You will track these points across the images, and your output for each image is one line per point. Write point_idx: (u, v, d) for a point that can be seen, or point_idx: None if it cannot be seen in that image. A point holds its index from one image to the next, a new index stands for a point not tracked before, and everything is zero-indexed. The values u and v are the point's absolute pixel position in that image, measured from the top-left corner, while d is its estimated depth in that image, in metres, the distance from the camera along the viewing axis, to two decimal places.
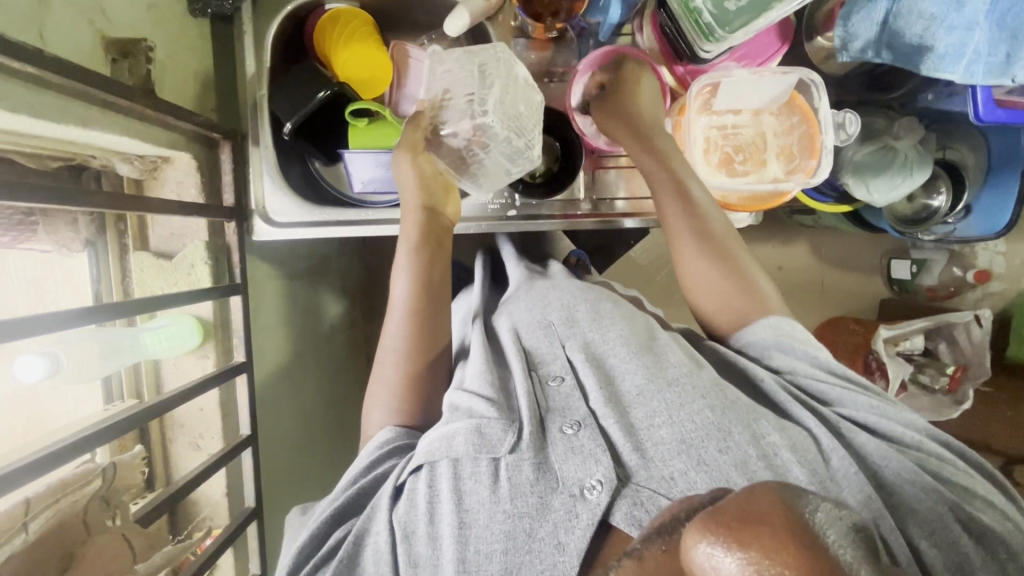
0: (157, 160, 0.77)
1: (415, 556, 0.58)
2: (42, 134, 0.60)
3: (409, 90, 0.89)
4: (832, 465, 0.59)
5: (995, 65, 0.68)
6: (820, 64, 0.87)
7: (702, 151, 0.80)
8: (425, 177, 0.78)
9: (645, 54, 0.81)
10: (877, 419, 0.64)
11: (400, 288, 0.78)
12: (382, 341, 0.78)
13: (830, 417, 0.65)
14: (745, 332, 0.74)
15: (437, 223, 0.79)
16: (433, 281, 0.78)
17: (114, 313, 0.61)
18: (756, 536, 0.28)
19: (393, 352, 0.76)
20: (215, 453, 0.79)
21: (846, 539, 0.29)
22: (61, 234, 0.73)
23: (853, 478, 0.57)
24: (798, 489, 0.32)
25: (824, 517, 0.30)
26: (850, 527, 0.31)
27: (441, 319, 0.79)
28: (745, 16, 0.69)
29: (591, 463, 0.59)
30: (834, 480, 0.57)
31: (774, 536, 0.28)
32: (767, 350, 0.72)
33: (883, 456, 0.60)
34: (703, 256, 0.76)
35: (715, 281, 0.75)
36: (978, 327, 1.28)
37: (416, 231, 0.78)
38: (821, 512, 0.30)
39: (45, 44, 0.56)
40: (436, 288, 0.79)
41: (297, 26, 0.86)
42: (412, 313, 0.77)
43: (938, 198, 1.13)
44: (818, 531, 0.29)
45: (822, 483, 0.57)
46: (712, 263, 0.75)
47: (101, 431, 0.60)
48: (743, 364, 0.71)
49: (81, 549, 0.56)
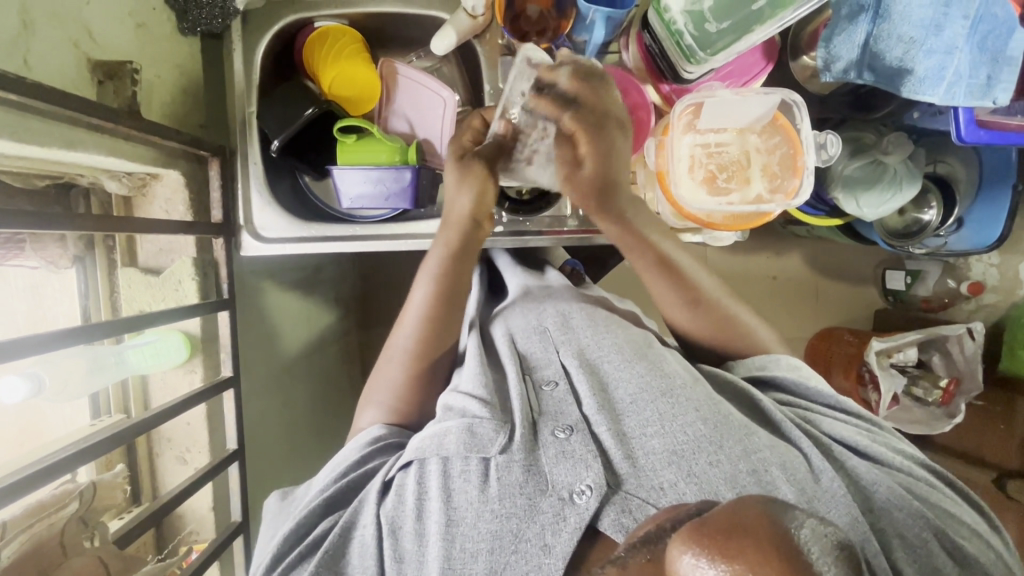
0: (146, 177, 0.77)
1: (401, 552, 0.59)
2: (27, 155, 0.61)
3: (397, 106, 0.91)
4: (821, 483, 0.58)
5: (977, 86, 0.69)
6: (805, 83, 0.87)
7: (686, 168, 0.79)
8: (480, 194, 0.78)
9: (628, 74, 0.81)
10: (869, 443, 0.64)
11: (420, 294, 0.79)
12: (395, 338, 0.80)
13: (823, 439, 0.64)
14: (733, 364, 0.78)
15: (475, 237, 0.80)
16: (451, 294, 0.79)
17: (96, 334, 0.62)
18: (741, 551, 0.28)
19: (403, 350, 0.78)
20: (201, 467, 0.80)
21: (831, 556, 0.29)
22: (49, 251, 0.74)
23: (841, 498, 0.57)
24: (784, 505, 0.32)
25: (808, 534, 0.30)
26: (836, 544, 0.30)
27: (452, 324, 0.80)
28: (727, 38, 0.71)
29: (582, 468, 0.60)
30: (822, 498, 0.57)
31: (758, 548, 0.28)
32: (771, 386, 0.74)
33: (874, 480, 0.60)
34: (672, 290, 0.79)
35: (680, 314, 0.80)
36: (971, 340, 1.27)
37: (456, 237, 0.79)
38: (806, 529, 0.30)
39: (29, 71, 0.56)
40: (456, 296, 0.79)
41: (286, 42, 0.87)
42: (427, 317, 0.78)
43: (929, 211, 1.14)
44: (801, 547, 0.29)
45: (809, 501, 0.56)
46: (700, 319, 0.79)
47: (83, 451, 0.60)
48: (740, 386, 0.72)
49: (58, 572, 0.56)
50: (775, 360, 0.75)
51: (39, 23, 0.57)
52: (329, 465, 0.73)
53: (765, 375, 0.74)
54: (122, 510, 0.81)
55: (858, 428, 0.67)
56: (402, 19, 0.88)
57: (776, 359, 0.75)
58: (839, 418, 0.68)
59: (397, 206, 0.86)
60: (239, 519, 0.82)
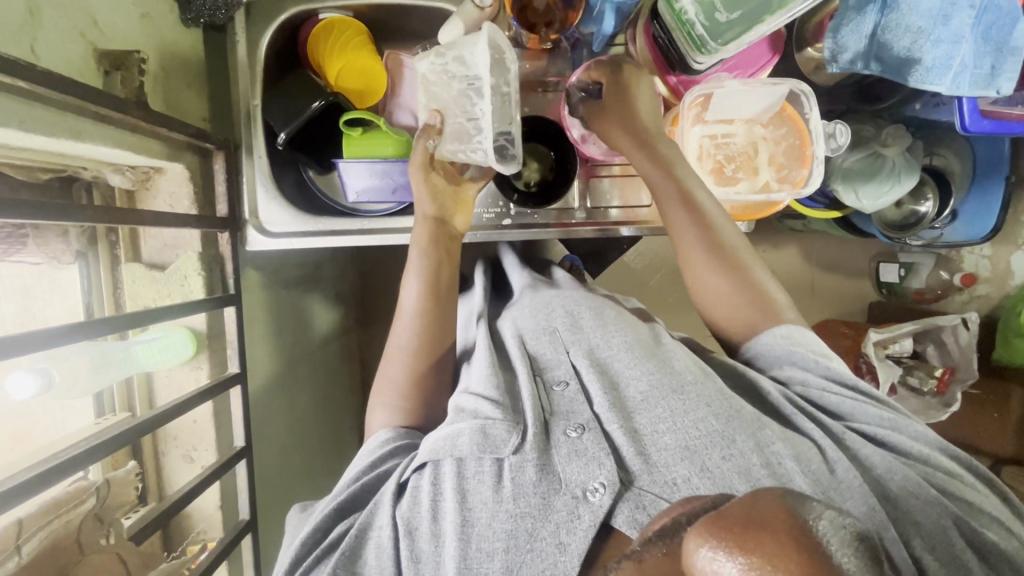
0: (149, 170, 0.76)
1: (417, 552, 0.59)
2: (34, 146, 0.60)
3: (402, 100, 0.89)
4: (837, 474, 0.59)
5: (982, 75, 0.70)
6: (810, 74, 0.89)
7: (695, 159, 0.80)
8: (436, 189, 0.80)
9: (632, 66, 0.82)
10: (886, 432, 0.63)
11: (410, 290, 0.80)
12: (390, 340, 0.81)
13: (835, 428, 0.64)
14: (755, 342, 0.74)
15: (446, 232, 0.81)
16: (438, 293, 0.80)
17: (107, 328, 0.61)
18: (758, 543, 0.28)
19: (400, 350, 0.78)
20: (209, 465, 0.79)
21: (848, 548, 0.29)
22: (51, 246, 0.73)
23: (857, 489, 0.57)
24: (801, 497, 0.31)
25: (826, 526, 0.29)
26: (853, 535, 0.30)
27: (445, 325, 0.80)
28: (736, 28, 0.71)
29: (594, 466, 0.60)
30: (839, 489, 0.57)
31: (775, 540, 0.28)
32: (784, 360, 0.71)
33: (888, 468, 0.60)
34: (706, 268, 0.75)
35: (714, 274, 0.75)
36: (965, 330, 1.30)
37: (425, 238, 0.80)
38: (824, 521, 0.30)
39: (37, 58, 0.55)
40: (442, 297, 0.80)
41: (291, 34, 0.86)
42: (419, 317, 0.79)
43: (925, 204, 1.15)
44: (820, 539, 0.28)
45: (826, 493, 0.57)
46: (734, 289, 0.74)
47: (94, 448, 0.59)
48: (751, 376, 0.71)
49: (75, 569, 0.56)
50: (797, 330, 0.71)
51: (46, 12, 0.56)
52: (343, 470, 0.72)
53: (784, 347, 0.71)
54: (129, 510, 0.80)
55: (877, 408, 0.66)
56: (407, 10, 0.87)
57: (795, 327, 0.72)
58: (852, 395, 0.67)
59: (405, 200, 0.88)
60: (247, 518, 0.81)
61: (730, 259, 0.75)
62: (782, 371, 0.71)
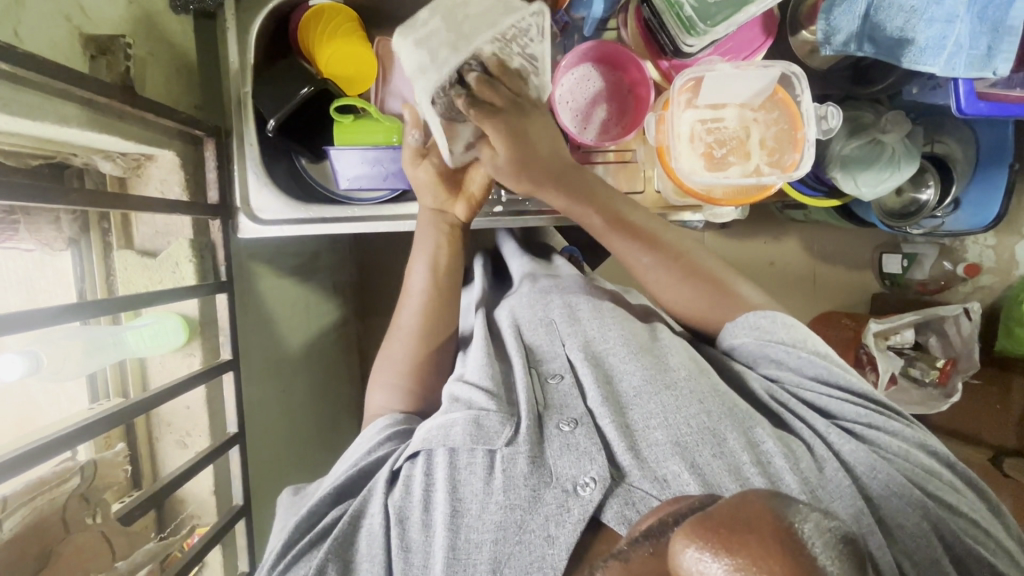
0: (140, 158, 0.76)
1: (407, 541, 0.58)
2: (19, 130, 0.60)
3: (393, 85, 0.86)
4: (825, 473, 0.58)
5: (978, 57, 0.69)
6: (806, 58, 0.88)
7: (686, 143, 0.79)
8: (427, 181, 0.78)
9: (613, 46, 0.81)
10: (866, 428, 0.63)
11: (420, 280, 0.81)
12: (396, 324, 0.82)
13: (821, 428, 0.64)
14: (723, 335, 0.75)
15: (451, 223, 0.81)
16: (449, 281, 0.81)
17: (96, 311, 0.61)
18: (743, 544, 0.27)
19: (404, 332, 0.80)
20: (201, 450, 0.79)
21: (834, 552, 0.28)
22: (43, 232, 0.73)
23: (846, 490, 0.56)
24: (788, 499, 0.31)
25: (812, 529, 0.29)
26: (839, 539, 0.29)
27: (453, 308, 0.81)
28: (726, 11, 0.70)
29: (586, 460, 0.59)
30: (827, 488, 0.57)
31: (761, 542, 0.27)
32: (763, 355, 0.70)
33: (872, 468, 0.59)
34: (681, 284, 0.77)
35: (676, 291, 0.77)
36: (966, 320, 1.27)
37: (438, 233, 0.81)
38: (809, 523, 0.29)
39: (20, 42, 0.56)
40: (449, 281, 0.81)
41: (281, 21, 0.86)
42: (429, 302, 0.80)
43: (926, 191, 1.12)
44: (805, 541, 0.28)
45: (814, 492, 0.56)
46: (704, 297, 0.76)
47: (81, 431, 0.60)
48: (739, 374, 0.70)
49: (60, 547, 0.57)
50: (770, 319, 0.71)
51: None
52: (340, 458, 0.72)
53: (761, 344, 0.70)
54: (122, 493, 0.81)
55: (859, 403, 0.65)
56: None
57: (772, 318, 0.71)
58: (835, 396, 0.66)
59: (395, 187, 0.87)
60: (240, 503, 0.82)
61: (701, 273, 0.77)
62: (762, 368, 0.71)
